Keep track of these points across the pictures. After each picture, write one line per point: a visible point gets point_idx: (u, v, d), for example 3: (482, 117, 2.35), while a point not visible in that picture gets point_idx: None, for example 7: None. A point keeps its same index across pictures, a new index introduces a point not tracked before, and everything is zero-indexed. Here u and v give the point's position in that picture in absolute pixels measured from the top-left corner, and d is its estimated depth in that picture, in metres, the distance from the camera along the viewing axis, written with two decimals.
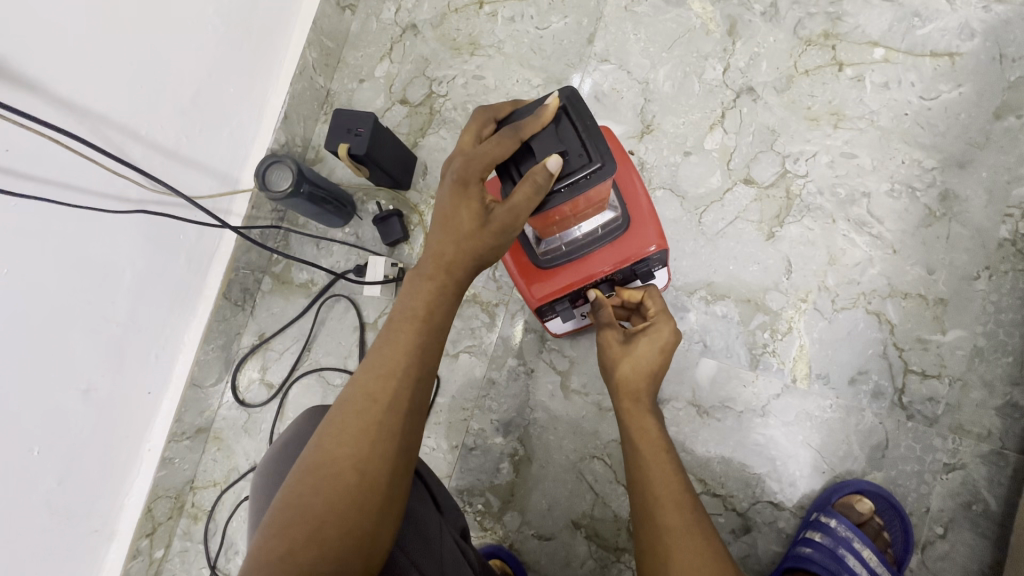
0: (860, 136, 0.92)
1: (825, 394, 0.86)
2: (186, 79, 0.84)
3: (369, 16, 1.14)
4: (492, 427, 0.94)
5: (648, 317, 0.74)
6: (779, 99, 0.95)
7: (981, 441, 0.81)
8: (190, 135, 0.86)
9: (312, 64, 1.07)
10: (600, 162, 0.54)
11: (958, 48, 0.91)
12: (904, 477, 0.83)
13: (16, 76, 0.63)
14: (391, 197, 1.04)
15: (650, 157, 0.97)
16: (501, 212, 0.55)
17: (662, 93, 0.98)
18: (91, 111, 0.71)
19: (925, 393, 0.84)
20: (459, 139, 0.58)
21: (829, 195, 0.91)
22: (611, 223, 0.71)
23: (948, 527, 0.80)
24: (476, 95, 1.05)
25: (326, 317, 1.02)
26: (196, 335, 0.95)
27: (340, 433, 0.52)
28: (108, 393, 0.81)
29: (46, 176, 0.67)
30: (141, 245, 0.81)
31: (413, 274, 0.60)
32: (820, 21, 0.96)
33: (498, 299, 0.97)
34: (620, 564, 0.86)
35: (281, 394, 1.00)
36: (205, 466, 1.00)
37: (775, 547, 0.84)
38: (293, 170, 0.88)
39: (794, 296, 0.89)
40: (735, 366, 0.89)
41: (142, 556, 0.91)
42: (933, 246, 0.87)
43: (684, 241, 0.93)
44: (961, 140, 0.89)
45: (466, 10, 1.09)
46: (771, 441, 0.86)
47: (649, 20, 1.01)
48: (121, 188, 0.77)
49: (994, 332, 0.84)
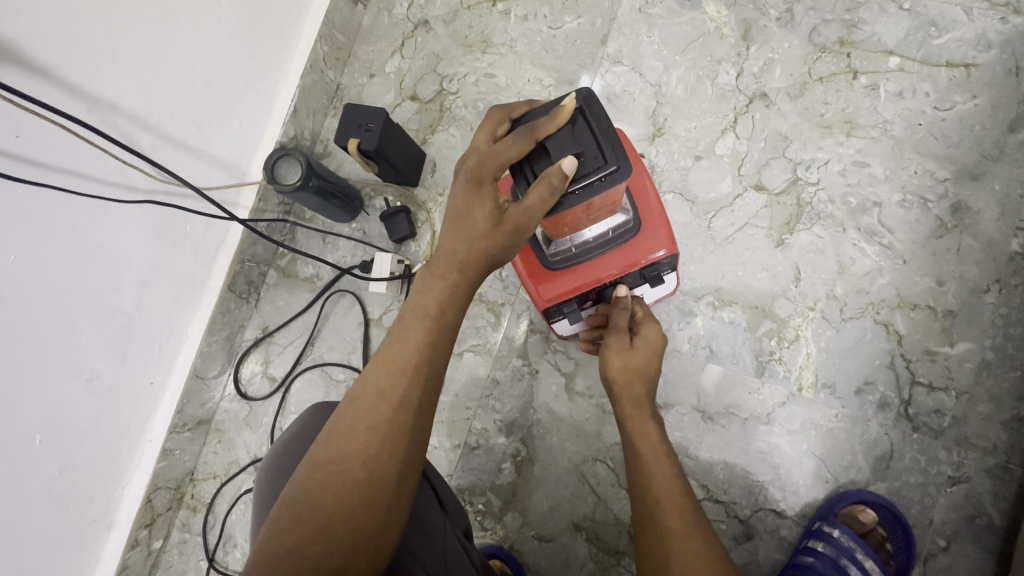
0: (873, 145, 0.92)
1: (830, 404, 0.86)
2: (196, 71, 0.83)
3: (381, 11, 1.13)
4: (495, 427, 0.93)
5: (637, 322, 0.78)
6: (792, 105, 0.95)
7: (986, 455, 0.81)
8: (199, 125, 0.86)
9: (323, 57, 1.07)
10: (616, 165, 0.53)
11: (973, 59, 0.91)
12: (907, 488, 0.82)
13: (29, 63, 0.63)
14: (399, 194, 1.04)
15: (661, 161, 0.96)
16: (515, 212, 0.55)
17: (674, 96, 0.98)
18: (100, 100, 0.71)
19: (930, 405, 0.84)
20: (473, 139, 0.58)
21: (840, 204, 0.91)
22: (622, 226, 0.70)
23: (950, 540, 0.80)
24: (487, 94, 1.05)
25: (331, 312, 1.02)
26: (200, 327, 0.95)
27: (350, 429, 0.51)
28: (110, 383, 0.80)
29: (55, 164, 0.67)
30: (149, 235, 0.81)
31: (425, 273, 0.59)
32: (835, 27, 0.96)
33: (504, 298, 0.97)
34: (620, 568, 0.86)
35: (283, 388, 1.00)
36: (206, 457, 1.00)
37: (776, 556, 0.83)
38: (303, 163, 0.88)
39: (802, 304, 0.89)
40: (741, 373, 0.89)
41: (140, 546, 0.91)
42: (943, 257, 0.87)
43: (693, 246, 0.93)
44: (974, 152, 0.89)
45: (479, 8, 1.09)
46: (775, 449, 0.86)
47: (662, 22, 1.01)
48: (129, 177, 0.76)
49: (1003, 346, 0.83)
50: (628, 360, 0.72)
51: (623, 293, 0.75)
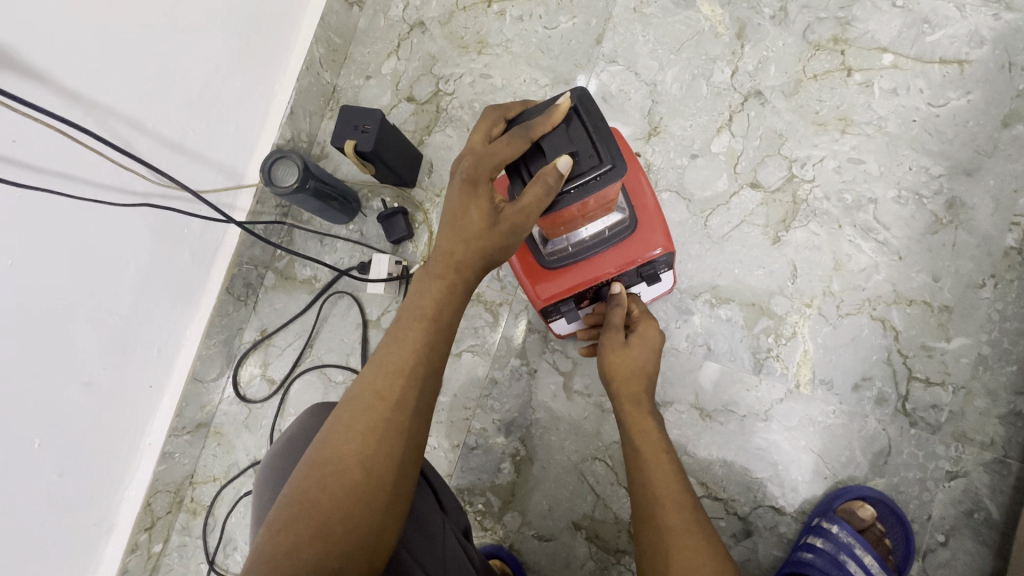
0: (868, 141, 0.92)
1: (828, 400, 0.86)
2: (193, 73, 0.83)
3: (377, 12, 1.14)
4: (493, 427, 0.94)
5: (633, 320, 0.78)
6: (787, 103, 0.95)
7: (984, 449, 0.81)
8: (195, 127, 0.86)
9: (319, 60, 1.07)
10: (611, 164, 0.54)
11: (967, 55, 0.91)
12: (906, 484, 0.83)
13: (24, 67, 0.63)
14: (396, 195, 1.04)
15: (657, 159, 0.97)
16: (511, 212, 0.55)
17: (669, 95, 0.98)
18: (97, 103, 0.71)
19: (928, 400, 0.84)
20: (469, 139, 0.58)
21: (836, 201, 0.91)
22: (618, 224, 0.70)
23: (949, 535, 0.80)
24: (483, 94, 1.05)
25: (329, 314, 1.02)
26: (198, 329, 0.95)
27: (346, 430, 0.52)
28: (109, 386, 0.80)
29: (51, 168, 0.67)
30: (147, 239, 0.81)
31: (422, 273, 0.59)
32: (829, 25, 0.96)
33: (502, 298, 0.97)
34: (620, 566, 0.86)
35: (282, 390, 1.00)
36: (206, 460, 1.00)
37: (776, 552, 0.83)
38: (299, 165, 0.88)
39: (799, 301, 0.89)
40: (739, 370, 0.89)
41: (140, 550, 0.91)
42: (939, 253, 0.87)
43: (690, 244, 0.93)
44: (969, 147, 0.89)
45: (475, 9, 1.09)
46: (773, 446, 0.86)
47: (657, 21, 1.01)
48: (125, 181, 0.76)
49: (999, 341, 0.84)
50: (620, 354, 0.73)
51: (617, 289, 0.76)
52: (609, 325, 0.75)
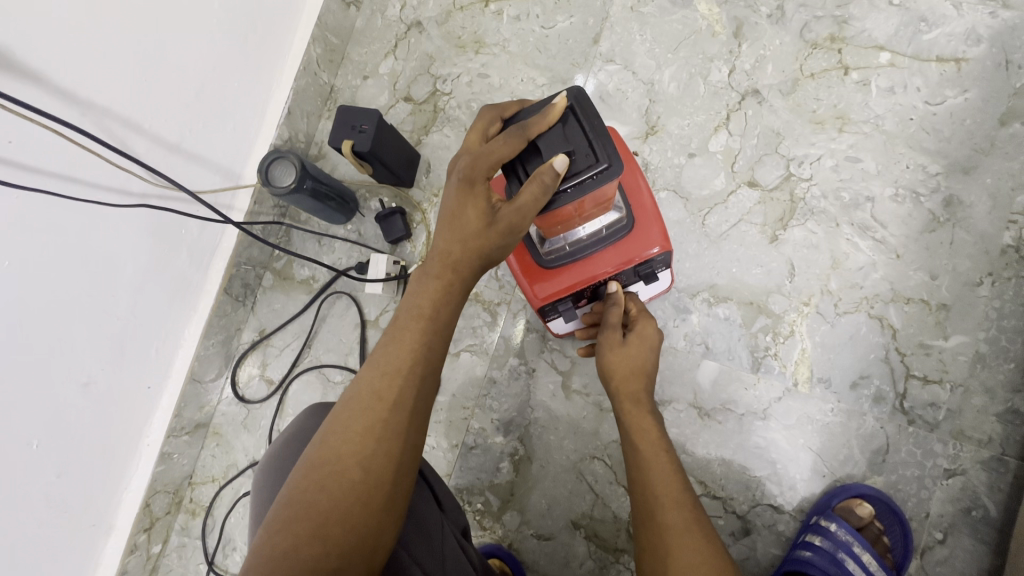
0: (865, 140, 0.92)
1: (826, 398, 0.86)
2: (190, 73, 0.83)
3: (374, 12, 1.14)
4: (492, 426, 0.94)
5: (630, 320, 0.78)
6: (784, 101, 0.95)
7: (982, 447, 0.81)
8: (192, 127, 0.86)
9: (316, 59, 1.07)
10: (607, 162, 0.54)
11: (963, 54, 0.91)
12: (904, 482, 0.83)
13: (19, 67, 0.63)
14: (394, 195, 1.04)
15: (654, 158, 0.97)
16: (508, 212, 0.55)
17: (667, 94, 0.98)
18: (93, 103, 0.71)
19: (926, 399, 0.84)
20: (466, 139, 0.58)
21: (833, 199, 0.91)
22: (615, 223, 0.70)
23: (947, 532, 0.81)
24: (480, 94, 1.05)
25: (327, 314, 1.02)
26: (197, 330, 0.95)
27: (344, 430, 0.52)
28: (108, 387, 0.80)
29: (49, 169, 0.67)
30: (145, 239, 0.81)
31: (420, 273, 0.59)
32: (826, 24, 0.96)
33: (500, 298, 0.97)
34: (619, 565, 0.86)
35: (281, 390, 1.00)
36: (205, 461, 1.00)
37: (774, 550, 0.84)
38: (297, 165, 0.88)
39: (797, 299, 0.89)
40: (737, 368, 0.89)
41: (139, 551, 0.91)
42: (937, 251, 0.87)
43: (688, 243, 0.93)
44: (966, 146, 0.89)
45: (472, 8, 1.09)
46: (771, 444, 0.86)
47: (655, 20, 1.01)
48: (123, 182, 0.76)
49: (996, 338, 0.84)
50: (619, 353, 0.73)
51: (614, 287, 0.76)
52: (609, 325, 0.75)
